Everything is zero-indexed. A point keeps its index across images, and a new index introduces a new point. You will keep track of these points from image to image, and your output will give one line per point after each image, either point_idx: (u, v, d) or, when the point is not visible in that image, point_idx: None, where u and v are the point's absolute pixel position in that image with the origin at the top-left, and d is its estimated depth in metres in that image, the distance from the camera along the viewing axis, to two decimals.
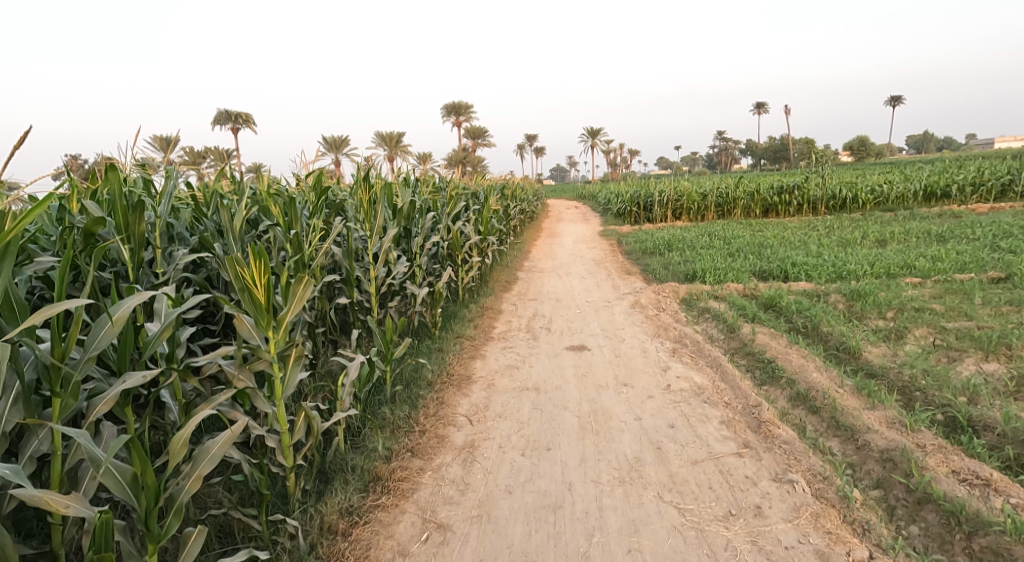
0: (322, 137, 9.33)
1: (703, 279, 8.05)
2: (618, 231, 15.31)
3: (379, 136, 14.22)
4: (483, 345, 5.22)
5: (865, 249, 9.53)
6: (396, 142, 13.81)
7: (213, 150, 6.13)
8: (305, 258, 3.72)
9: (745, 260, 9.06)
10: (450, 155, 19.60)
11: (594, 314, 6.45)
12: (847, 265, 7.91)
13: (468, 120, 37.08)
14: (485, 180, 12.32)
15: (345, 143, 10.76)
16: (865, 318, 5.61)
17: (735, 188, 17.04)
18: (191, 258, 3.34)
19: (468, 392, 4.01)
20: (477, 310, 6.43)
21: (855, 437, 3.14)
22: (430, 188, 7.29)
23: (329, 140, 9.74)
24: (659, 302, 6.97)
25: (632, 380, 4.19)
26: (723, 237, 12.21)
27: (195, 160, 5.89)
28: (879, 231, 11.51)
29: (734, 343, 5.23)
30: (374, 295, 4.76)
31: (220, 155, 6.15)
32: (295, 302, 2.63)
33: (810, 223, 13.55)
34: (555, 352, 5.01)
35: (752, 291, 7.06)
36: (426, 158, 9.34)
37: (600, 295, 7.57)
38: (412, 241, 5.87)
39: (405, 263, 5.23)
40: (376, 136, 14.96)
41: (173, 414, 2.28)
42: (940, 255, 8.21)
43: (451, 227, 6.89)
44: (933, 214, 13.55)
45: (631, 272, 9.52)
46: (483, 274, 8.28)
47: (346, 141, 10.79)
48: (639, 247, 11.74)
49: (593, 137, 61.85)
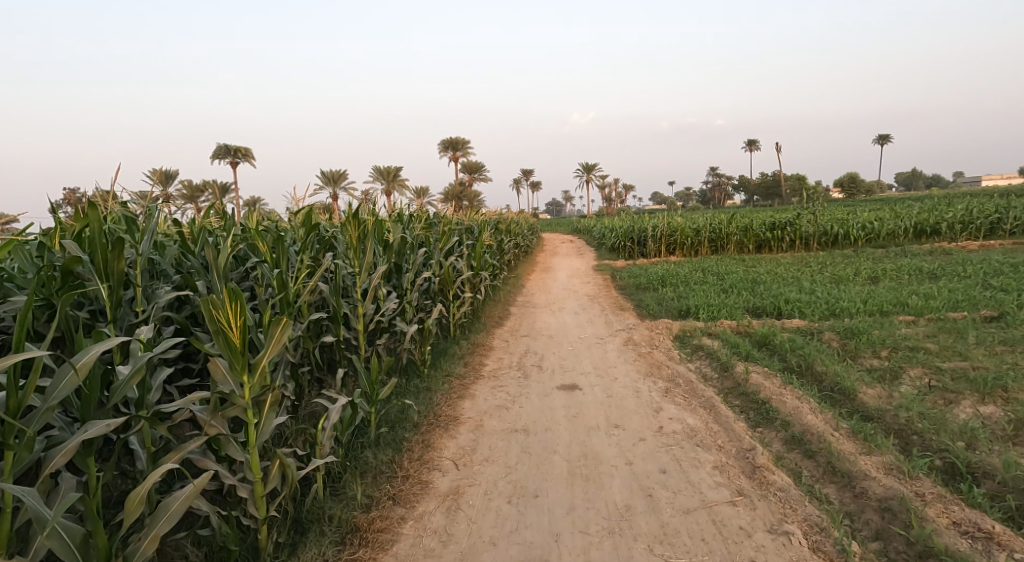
0: (320, 172, 9.39)
1: (697, 316, 8.00)
2: (612, 266, 15.34)
3: (377, 171, 14.32)
4: (473, 383, 5.12)
5: (858, 286, 9.54)
6: (393, 176, 13.89)
7: (212, 183, 6.15)
8: (289, 296, 3.68)
9: (739, 296, 9.05)
10: (447, 190, 19.81)
11: (587, 352, 6.37)
12: (840, 303, 7.90)
13: (466, 156, 37.55)
14: (480, 215, 12.40)
15: (342, 177, 10.83)
16: (859, 357, 5.56)
17: (727, 225, 17.18)
18: (173, 296, 3.30)
19: (454, 434, 3.91)
20: (468, 346, 6.35)
21: (852, 485, 3.05)
22: (423, 223, 7.29)
23: (326, 175, 9.80)
24: (652, 339, 6.90)
25: (624, 422, 4.09)
26: (717, 272, 12.24)
27: (193, 194, 5.91)
28: (871, 268, 11.56)
29: (728, 383, 5.15)
30: (362, 332, 4.69)
31: (218, 189, 6.17)
32: (274, 343, 2.54)
33: (803, 260, 13.62)
34: (546, 391, 4.91)
35: (745, 329, 7.01)
36: (422, 193, 9.39)
37: (593, 331, 7.51)
38: (403, 277, 5.82)
39: (395, 299, 5.18)
40: (374, 172, 15.05)
41: (140, 462, 2.21)
42: (932, 293, 8.23)
43: (443, 262, 6.87)
44: (924, 251, 13.66)
45: (624, 308, 9.48)
46: (476, 310, 8.23)
47: (343, 174, 10.88)
48: (633, 282, 11.74)
49: (588, 173, 62.95)
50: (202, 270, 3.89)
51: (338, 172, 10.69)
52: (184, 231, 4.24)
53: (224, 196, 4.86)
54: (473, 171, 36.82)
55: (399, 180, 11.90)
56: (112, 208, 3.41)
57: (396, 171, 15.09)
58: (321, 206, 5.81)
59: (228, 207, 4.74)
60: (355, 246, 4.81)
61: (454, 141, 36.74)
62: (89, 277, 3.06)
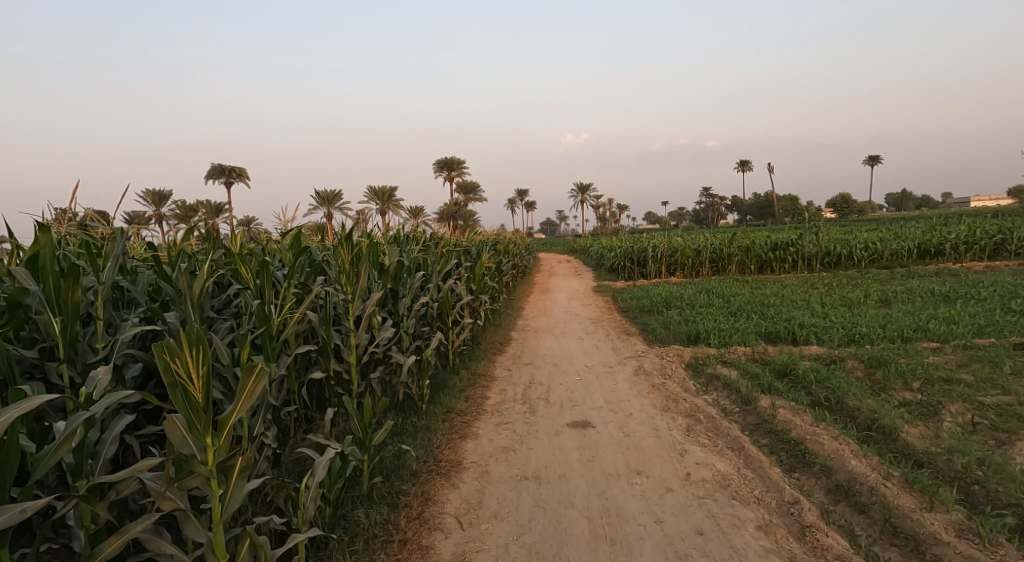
0: (316, 191, 9.01)
1: (708, 341, 7.62)
2: (613, 288, 14.97)
3: (371, 191, 14.03)
4: (475, 420, 4.69)
5: (871, 309, 9.22)
6: (389, 197, 13.49)
7: (202, 204, 5.78)
8: (272, 330, 3.28)
9: (748, 320, 8.68)
10: (443, 210, 19.54)
11: (596, 382, 5.95)
12: (857, 327, 7.55)
13: (461, 175, 37.35)
14: (478, 235, 12.02)
15: (337, 197, 10.45)
16: (889, 389, 5.18)
17: (728, 244, 16.91)
18: (137, 329, 2.89)
19: (457, 484, 3.48)
20: (468, 377, 5.93)
21: (921, 550, 2.71)
22: (420, 246, 6.91)
23: (321, 195, 9.42)
24: (664, 367, 6.50)
25: (646, 467, 3.68)
26: (722, 294, 11.90)
27: (183, 214, 5.53)
28: (880, 290, 11.25)
29: (752, 419, 4.75)
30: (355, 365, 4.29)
31: (210, 209, 5.79)
32: (246, 395, 2.00)
33: (808, 281, 13.32)
34: (556, 429, 4.48)
35: (761, 356, 6.63)
36: (420, 214, 9.01)
37: (600, 359, 7.09)
38: (399, 303, 5.44)
39: (390, 328, 4.79)
40: (369, 191, 14.61)
41: (75, 544, 1.82)
42: (952, 317, 7.89)
43: (442, 286, 6.49)
44: (930, 273, 13.40)
45: (630, 332, 9.08)
46: (475, 335, 7.82)
47: (339, 195, 10.53)
48: (637, 304, 11.36)
49: (582, 193, 63.11)
50: (177, 299, 3.48)
51: (334, 193, 10.33)
52: (160, 254, 3.85)
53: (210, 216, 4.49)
54: (468, 191, 36.51)
55: (396, 200, 11.55)
56: (68, 232, 3.01)
57: (392, 190, 14.74)
58: (313, 227, 5.42)
59: (213, 228, 4.36)
60: (348, 271, 4.41)
61: (449, 160, 36.64)
62: (40, 310, 2.66)
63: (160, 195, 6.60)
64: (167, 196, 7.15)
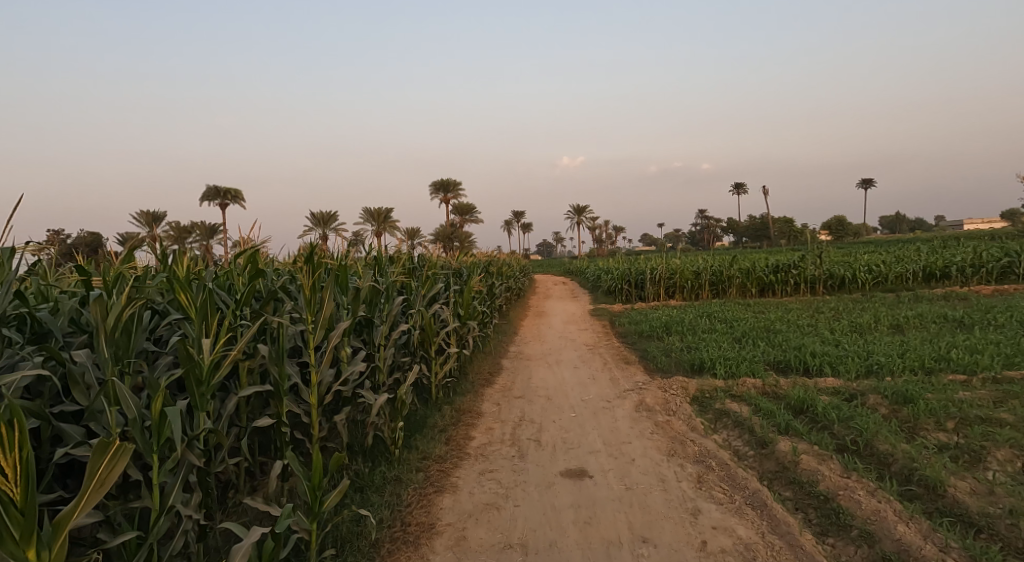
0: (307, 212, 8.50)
1: (713, 372, 7.07)
2: (611, 311, 14.45)
3: (366, 212, 13.62)
4: (456, 468, 4.11)
5: (884, 335, 8.69)
6: (383, 217, 13.01)
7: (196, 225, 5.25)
8: (202, 373, 2.71)
9: (755, 348, 8.14)
10: (439, 232, 19.13)
11: (593, 420, 5.37)
12: (874, 356, 7.01)
13: (457, 197, 36.96)
14: (471, 257, 11.51)
15: (331, 218, 9.97)
16: (921, 431, 4.63)
17: (729, 266, 16.44)
18: (27, 373, 2.35)
19: (426, 557, 2.90)
20: (452, 414, 5.36)
21: None
22: (404, 268, 6.38)
23: (312, 216, 8.94)
24: (667, 402, 5.91)
25: (653, 533, 3.11)
26: (725, 318, 11.38)
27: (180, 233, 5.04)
28: (890, 315, 10.74)
29: (771, 466, 4.19)
30: (316, 407, 3.74)
31: (209, 231, 5.26)
32: (97, 484, 1.84)
33: (813, 305, 12.82)
34: (547, 479, 3.90)
35: (773, 389, 6.07)
36: (412, 234, 8.50)
37: (597, 392, 6.51)
38: (375, 332, 4.91)
39: (361, 361, 4.24)
40: (366, 210, 14.17)
41: None
42: (974, 345, 7.36)
43: (425, 312, 5.96)
44: (939, 297, 12.93)
45: (629, 360, 8.53)
46: (463, 365, 7.26)
47: (333, 215, 10.06)
48: (635, 329, 10.82)
49: (579, 214, 63.13)
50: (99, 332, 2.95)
51: (327, 215, 9.84)
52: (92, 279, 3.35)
53: (161, 237, 4.01)
54: (464, 213, 36.14)
55: (388, 220, 11.06)
56: None
57: (388, 212, 14.30)
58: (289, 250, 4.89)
59: (162, 249, 3.86)
60: (310, 297, 3.87)
61: (445, 181, 36.21)
62: None
63: (137, 214, 6.13)
64: (148, 213, 6.71)
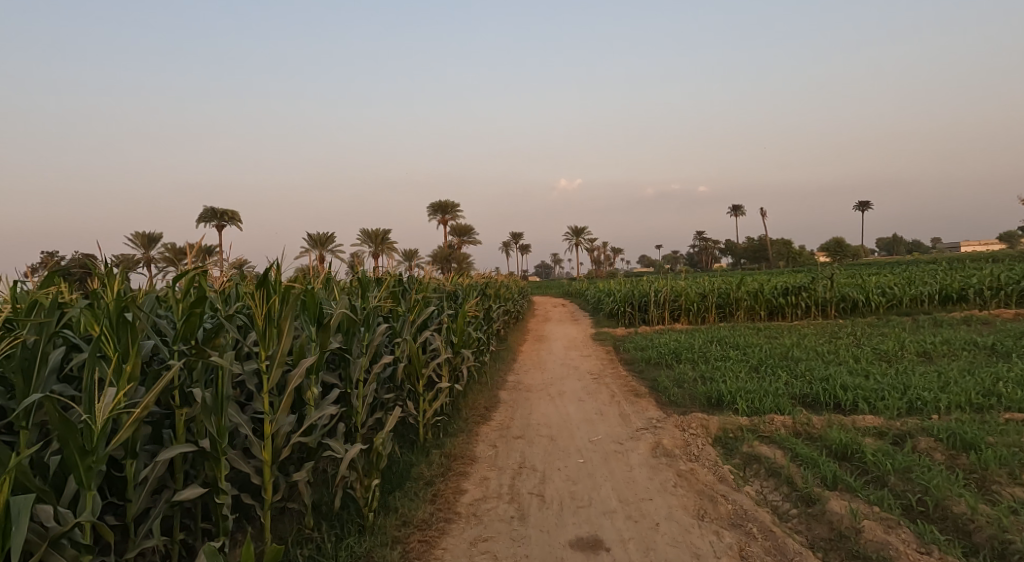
0: (303, 232, 7.96)
1: (734, 407, 6.37)
2: (614, 335, 13.75)
3: (364, 234, 13.09)
4: (442, 539, 3.39)
5: (914, 364, 7.99)
6: (381, 239, 12.45)
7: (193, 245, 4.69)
8: (90, 440, 2.04)
9: (775, 378, 7.44)
10: (438, 255, 18.66)
11: (604, 467, 4.64)
12: (912, 389, 6.31)
13: (456, 219, 36.60)
14: (468, 280, 10.86)
15: (328, 238, 9.39)
16: (992, 486, 3.94)
17: (736, 288, 15.80)
18: None
19: None
20: (441, 460, 4.64)
21: None
22: (391, 292, 5.72)
23: (308, 236, 8.37)
24: (687, 444, 5.20)
25: None
26: (736, 344, 10.70)
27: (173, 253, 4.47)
28: (915, 341, 10.05)
29: (824, 532, 3.49)
30: (268, 465, 3.04)
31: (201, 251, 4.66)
32: None
33: (829, 329, 12.13)
34: (555, 555, 3.18)
35: (805, 428, 5.37)
36: (409, 255, 7.87)
37: (607, 430, 5.78)
38: (352, 366, 4.22)
39: (330, 404, 3.53)
40: (364, 232, 13.69)
41: None
42: (1020, 378, 6.67)
43: (413, 340, 5.27)
44: (959, 322, 12.27)
45: (638, 391, 7.82)
46: (456, 399, 6.55)
47: (330, 236, 9.46)
48: (642, 355, 10.13)
49: (577, 236, 62.91)
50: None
51: (324, 235, 9.26)
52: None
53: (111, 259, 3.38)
54: (462, 234, 35.54)
55: (386, 240, 10.48)
56: None
57: (386, 234, 13.67)
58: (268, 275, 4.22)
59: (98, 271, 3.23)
60: (264, 328, 3.16)
61: (444, 202, 35.70)
62: None
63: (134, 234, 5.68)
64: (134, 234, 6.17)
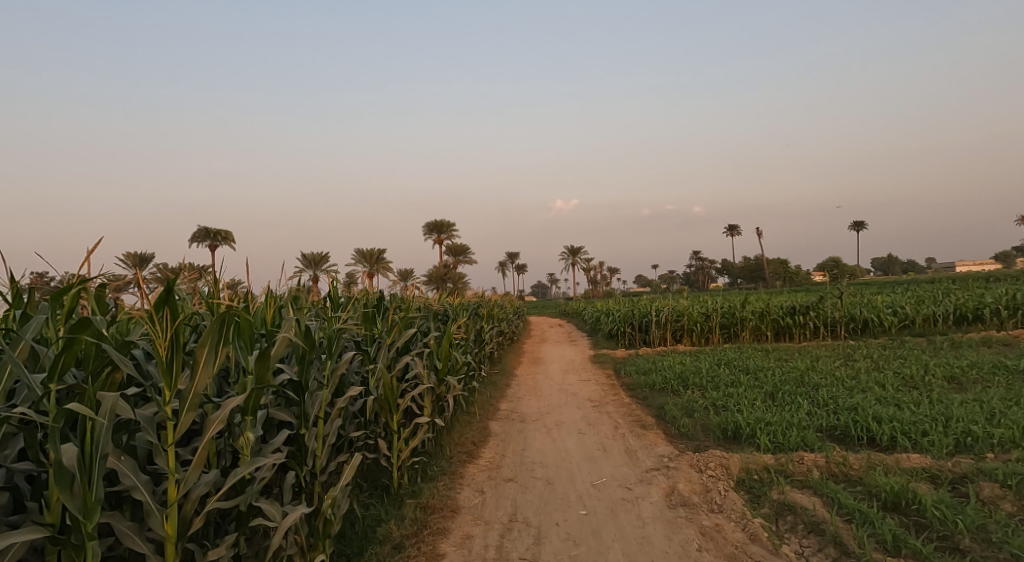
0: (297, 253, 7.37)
1: (755, 441, 5.61)
2: (615, 358, 13.00)
3: (357, 254, 12.45)
4: None
5: (946, 391, 7.27)
6: (375, 258, 11.79)
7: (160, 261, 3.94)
8: None
9: (796, 407, 6.70)
10: (433, 275, 17.95)
11: (611, 522, 3.87)
12: (956, 422, 5.58)
13: (452, 238, 35.98)
14: (461, 300, 10.14)
15: (320, 256, 8.73)
16: None
17: (741, 308, 15.11)
18: None
19: None
20: (416, 514, 3.87)
21: None
22: (366, 312, 4.99)
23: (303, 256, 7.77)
24: (707, 489, 4.44)
25: None
26: (746, 367, 9.96)
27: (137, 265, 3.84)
28: (938, 364, 9.34)
29: None
30: (173, 541, 2.31)
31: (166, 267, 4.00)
32: None
33: (842, 351, 11.44)
34: None
35: (842, 468, 4.62)
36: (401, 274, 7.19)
37: (612, 471, 5.03)
38: (306, 403, 3.47)
39: (270, 454, 2.77)
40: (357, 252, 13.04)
41: None
42: None
43: (386, 368, 4.52)
44: (979, 343, 11.59)
45: (643, 422, 7.07)
46: (440, 434, 5.78)
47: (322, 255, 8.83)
48: (645, 380, 9.36)
49: (573, 256, 62.34)
50: None
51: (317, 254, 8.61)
52: None
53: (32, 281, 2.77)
54: (457, 254, 35.00)
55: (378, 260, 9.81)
56: None
57: (381, 254, 13.01)
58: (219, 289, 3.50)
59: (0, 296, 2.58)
60: (163, 361, 2.38)
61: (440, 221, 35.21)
62: None
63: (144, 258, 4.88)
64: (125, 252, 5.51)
